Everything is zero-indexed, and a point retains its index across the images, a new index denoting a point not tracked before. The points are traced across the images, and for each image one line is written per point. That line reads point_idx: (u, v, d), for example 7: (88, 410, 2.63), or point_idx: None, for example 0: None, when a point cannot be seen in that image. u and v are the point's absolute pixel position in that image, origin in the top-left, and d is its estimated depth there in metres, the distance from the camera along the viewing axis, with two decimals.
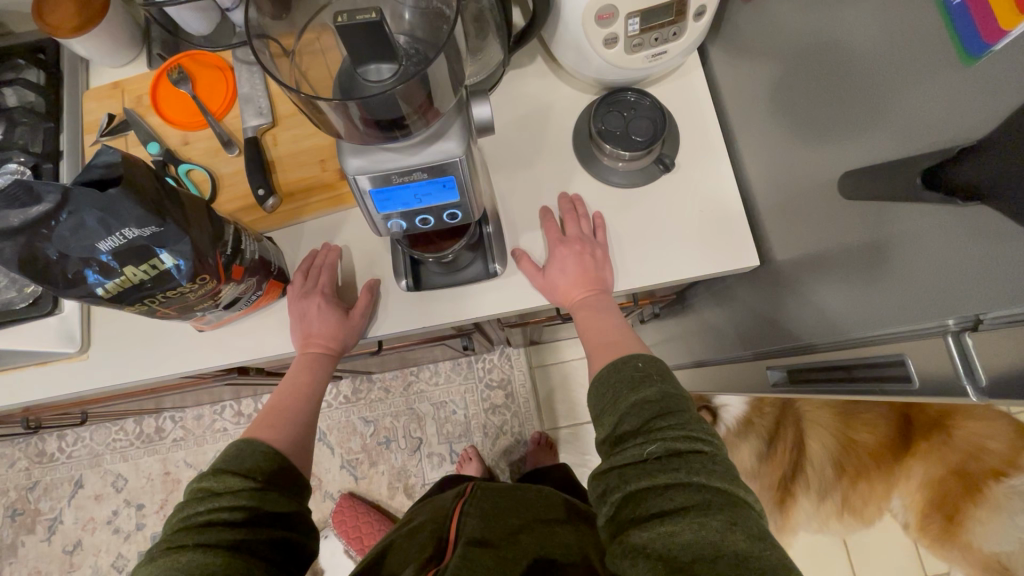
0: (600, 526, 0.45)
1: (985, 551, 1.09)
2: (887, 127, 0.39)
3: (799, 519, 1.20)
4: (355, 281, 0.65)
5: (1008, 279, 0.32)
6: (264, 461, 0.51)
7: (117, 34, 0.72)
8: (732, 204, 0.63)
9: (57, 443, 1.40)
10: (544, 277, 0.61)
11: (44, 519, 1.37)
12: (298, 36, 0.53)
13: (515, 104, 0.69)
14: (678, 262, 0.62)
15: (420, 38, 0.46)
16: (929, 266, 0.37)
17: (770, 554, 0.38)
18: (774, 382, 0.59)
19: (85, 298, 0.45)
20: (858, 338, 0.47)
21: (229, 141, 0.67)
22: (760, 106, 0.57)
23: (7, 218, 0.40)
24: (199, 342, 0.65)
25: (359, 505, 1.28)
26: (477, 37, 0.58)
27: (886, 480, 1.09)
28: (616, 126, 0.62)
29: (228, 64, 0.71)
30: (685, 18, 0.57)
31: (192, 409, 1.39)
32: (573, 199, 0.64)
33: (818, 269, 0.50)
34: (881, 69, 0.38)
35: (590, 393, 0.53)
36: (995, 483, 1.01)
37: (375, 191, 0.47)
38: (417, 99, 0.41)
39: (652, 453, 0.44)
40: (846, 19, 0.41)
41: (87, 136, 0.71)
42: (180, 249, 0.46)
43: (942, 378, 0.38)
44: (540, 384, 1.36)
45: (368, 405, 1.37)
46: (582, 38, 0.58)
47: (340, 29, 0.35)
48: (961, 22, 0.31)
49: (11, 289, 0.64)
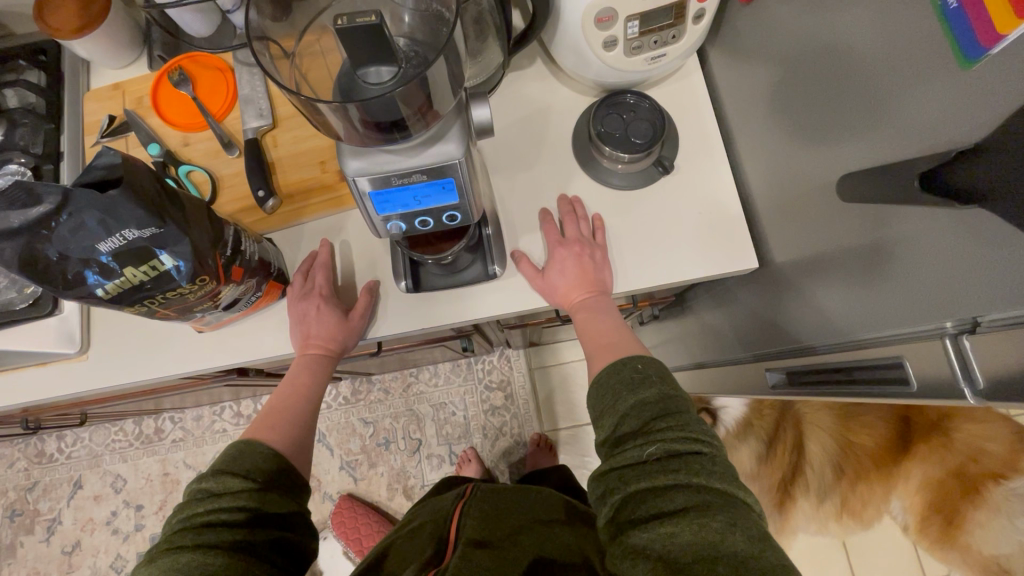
0: (600, 528, 0.45)
1: (985, 553, 1.09)
2: (885, 129, 0.39)
3: (799, 520, 1.19)
4: (355, 281, 0.65)
5: (1006, 282, 0.32)
6: (265, 462, 0.51)
7: (118, 36, 0.72)
8: (731, 207, 0.63)
9: (56, 443, 1.40)
10: (544, 278, 0.61)
11: (43, 520, 1.37)
12: (299, 38, 0.53)
13: (515, 106, 0.69)
14: (678, 264, 0.62)
15: (420, 41, 0.46)
16: (928, 269, 0.37)
17: (770, 555, 0.38)
18: (773, 384, 0.59)
19: (85, 298, 0.45)
20: (857, 340, 0.47)
21: (229, 143, 0.67)
22: (760, 108, 0.57)
23: (8, 219, 0.40)
24: (200, 343, 0.65)
25: (359, 506, 1.28)
26: (477, 39, 0.58)
27: (885, 482, 1.09)
28: (615, 128, 0.62)
29: (228, 65, 0.71)
30: (685, 21, 0.57)
31: (192, 410, 1.39)
32: (572, 200, 0.64)
33: (817, 272, 0.50)
34: (878, 71, 0.38)
35: (589, 394, 0.53)
36: (994, 486, 1.01)
37: (374, 192, 0.47)
38: (416, 100, 0.41)
39: (652, 454, 0.44)
40: (845, 22, 0.41)
41: (88, 136, 0.71)
42: (181, 250, 0.46)
43: (940, 381, 0.38)
44: (540, 385, 1.36)
45: (368, 406, 1.37)
46: (582, 41, 0.58)
47: (340, 31, 0.35)
48: (959, 26, 0.31)
49: (11, 289, 0.64)
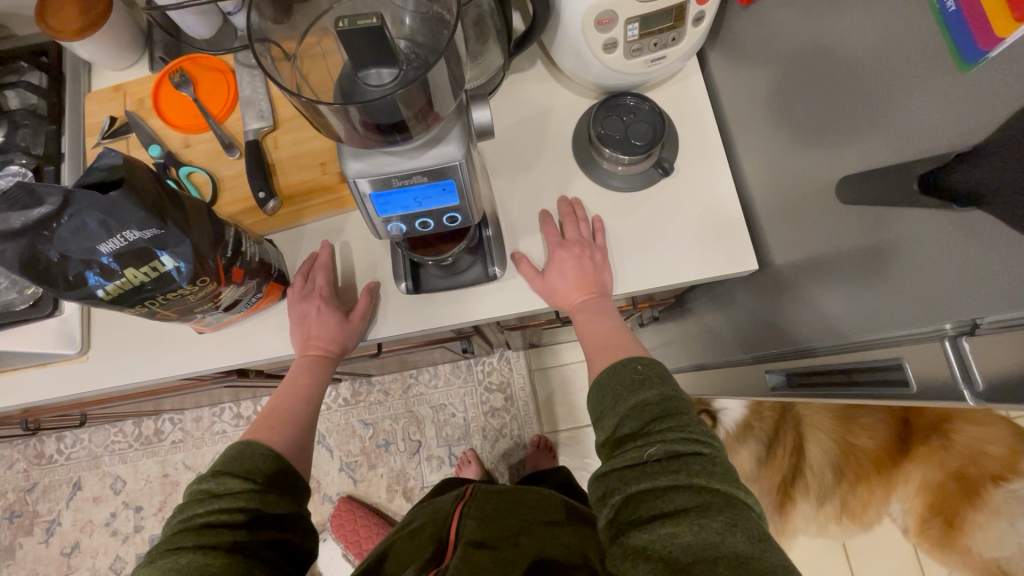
0: (601, 529, 0.45)
1: (985, 556, 1.09)
2: (885, 131, 0.39)
3: (799, 522, 1.19)
4: (355, 283, 0.65)
5: (1006, 284, 0.32)
6: (265, 463, 0.52)
7: (120, 37, 0.72)
8: (731, 210, 0.63)
9: (55, 445, 1.40)
10: (543, 281, 0.61)
11: (42, 521, 1.37)
12: (299, 40, 0.54)
13: (515, 108, 0.69)
14: (678, 265, 0.62)
15: (421, 43, 0.46)
16: (927, 272, 0.37)
17: (771, 555, 0.38)
18: (773, 386, 0.60)
19: (86, 299, 0.45)
20: (856, 343, 0.47)
21: (229, 144, 0.67)
22: (759, 111, 0.57)
23: (9, 220, 0.40)
24: (200, 345, 0.65)
25: (360, 506, 1.29)
26: (477, 41, 0.59)
27: (885, 484, 1.09)
28: (615, 130, 0.62)
29: (228, 67, 0.72)
30: (684, 24, 0.58)
31: (191, 411, 1.39)
32: (573, 202, 0.64)
33: (817, 274, 0.50)
34: (877, 73, 0.38)
35: (590, 396, 0.53)
36: (994, 488, 1.01)
37: (375, 194, 0.47)
38: (417, 102, 0.41)
39: (652, 455, 0.44)
40: (844, 25, 0.41)
41: (89, 138, 0.71)
42: (181, 251, 0.46)
43: (939, 383, 0.38)
44: (540, 387, 1.36)
45: (367, 408, 1.37)
46: (582, 44, 0.58)
47: (341, 34, 0.35)
48: (956, 29, 0.31)
49: (11, 290, 0.64)
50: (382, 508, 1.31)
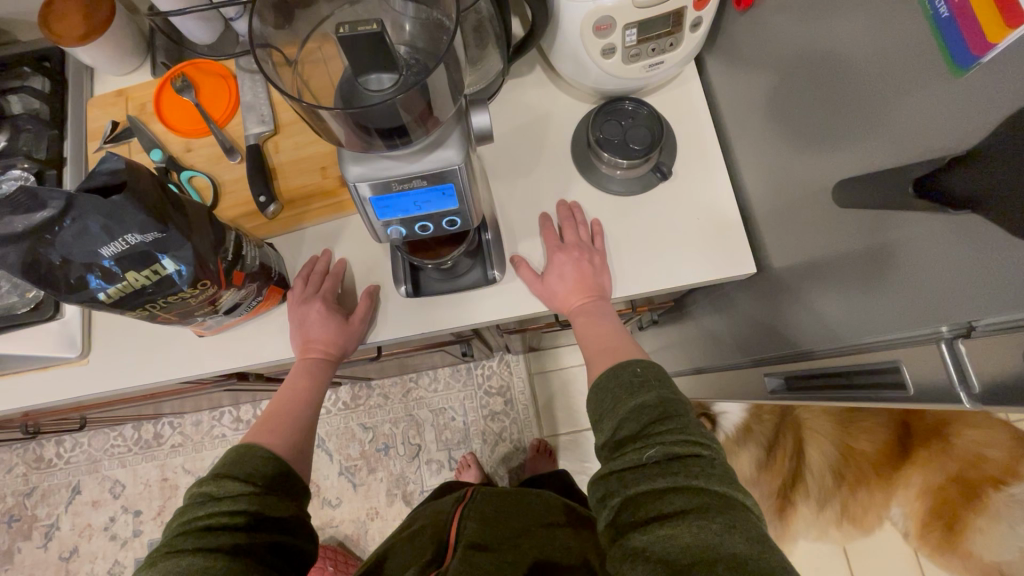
0: (601, 531, 0.45)
1: (986, 559, 1.08)
2: (880, 138, 0.39)
3: (799, 527, 1.18)
4: (355, 287, 0.66)
5: (1002, 285, 0.32)
6: (265, 466, 0.51)
7: (122, 43, 0.72)
8: (728, 213, 0.63)
9: (54, 449, 1.39)
10: (543, 284, 0.61)
11: (40, 526, 1.37)
12: (301, 45, 0.54)
13: (515, 112, 0.70)
14: (677, 268, 0.62)
15: (421, 48, 0.47)
16: (924, 276, 0.37)
17: (769, 557, 0.38)
18: (771, 390, 0.60)
19: (88, 302, 0.45)
20: (855, 345, 0.47)
21: (230, 148, 0.68)
22: (756, 115, 0.58)
23: (11, 223, 0.40)
24: (201, 348, 0.65)
25: (328, 565, 1.20)
26: (477, 46, 0.59)
27: (885, 489, 1.10)
28: (614, 135, 0.63)
29: (230, 72, 0.72)
30: (682, 29, 0.58)
31: (191, 415, 1.39)
32: (571, 206, 0.65)
33: (815, 277, 0.50)
34: (874, 77, 0.38)
35: (589, 398, 0.53)
36: (995, 491, 1.01)
37: (375, 199, 0.47)
38: (416, 107, 0.41)
39: (651, 457, 0.44)
40: (839, 30, 0.41)
41: (92, 143, 0.71)
42: (182, 255, 0.46)
43: (936, 385, 0.39)
44: (540, 391, 1.36)
45: (367, 412, 1.37)
46: (581, 49, 0.59)
47: (342, 39, 0.36)
48: (949, 35, 0.31)
49: (12, 294, 0.64)
50: (348, 548, 1.29)
